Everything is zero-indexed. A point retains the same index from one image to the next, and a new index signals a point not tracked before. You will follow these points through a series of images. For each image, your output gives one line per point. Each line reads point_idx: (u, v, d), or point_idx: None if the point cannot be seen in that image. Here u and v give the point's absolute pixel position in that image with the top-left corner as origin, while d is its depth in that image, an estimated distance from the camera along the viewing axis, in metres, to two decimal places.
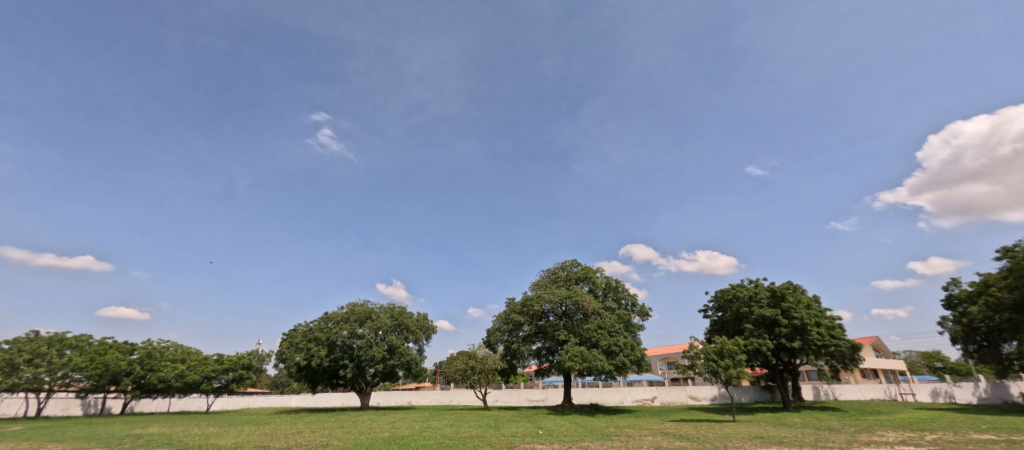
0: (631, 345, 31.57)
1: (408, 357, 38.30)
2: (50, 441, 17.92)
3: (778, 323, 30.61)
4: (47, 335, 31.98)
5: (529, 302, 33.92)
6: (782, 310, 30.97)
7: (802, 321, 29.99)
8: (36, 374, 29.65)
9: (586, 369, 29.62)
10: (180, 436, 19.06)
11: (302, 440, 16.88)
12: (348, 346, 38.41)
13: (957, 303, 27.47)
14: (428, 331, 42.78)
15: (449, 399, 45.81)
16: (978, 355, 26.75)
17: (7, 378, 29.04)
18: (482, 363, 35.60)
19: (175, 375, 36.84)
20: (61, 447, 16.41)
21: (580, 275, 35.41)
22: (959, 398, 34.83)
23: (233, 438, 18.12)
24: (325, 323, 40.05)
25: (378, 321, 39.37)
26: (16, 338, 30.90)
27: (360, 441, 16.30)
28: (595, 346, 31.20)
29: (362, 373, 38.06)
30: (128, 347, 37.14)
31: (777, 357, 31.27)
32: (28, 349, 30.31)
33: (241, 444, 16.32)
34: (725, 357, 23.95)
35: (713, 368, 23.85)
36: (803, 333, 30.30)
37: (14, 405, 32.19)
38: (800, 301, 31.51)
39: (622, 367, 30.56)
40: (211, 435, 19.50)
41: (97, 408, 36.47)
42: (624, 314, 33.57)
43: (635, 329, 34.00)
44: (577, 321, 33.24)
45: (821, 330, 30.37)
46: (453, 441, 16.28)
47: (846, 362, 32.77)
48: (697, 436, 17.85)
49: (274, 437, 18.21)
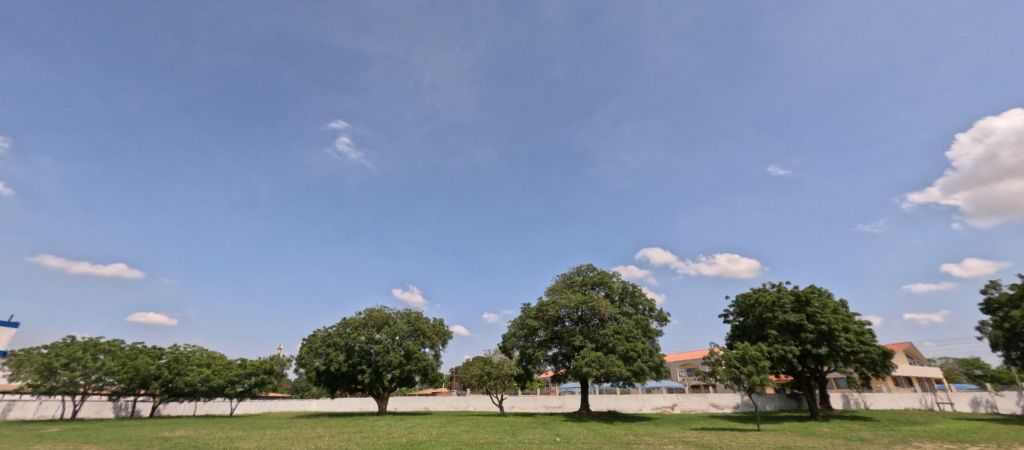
0: (650, 350, 31.06)
1: (424, 362, 38.70)
2: (84, 443, 18.67)
3: (803, 329, 29.74)
4: (82, 340, 33.52)
5: (543, 307, 33.91)
6: (808, 315, 30.02)
7: (829, 326, 28.97)
8: (71, 378, 31.00)
9: (604, 375, 29.31)
10: (206, 440, 19.58)
11: (325, 443, 17.32)
12: (366, 352, 39.26)
13: (998, 307, 26.10)
14: (444, 336, 43.16)
15: (465, 405, 46.17)
16: (1021, 362, 25.22)
17: (45, 381, 30.54)
18: (498, 368, 35.73)
19: (200, 380, 38.07)
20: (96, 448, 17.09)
21: (596, 280, 35.16)
22: (1002, 408, 33.12)
23: (257, 442, 18.58)
24: (344, 328, 40.82)
25: (394, 327, 39.89)
26: (54, 343, 32.47)
27: (381, 445, 16.75)
28: (613, 351, 30.85)
29: (380, 378, 38.73)
30: (157, 351, 38.68)
31: (803, 363, 30.36)
32: (65, 353, 31.77)
33: (267, 446, 16.89)
34: (747, 364, 23.31)
35: (736, 375, 23.15)
36: (830, 339, 29.26)
37: (52, 407, 33.90)
38: (826, 305, 30.36)
39: (640, 373, 30.10)
40: (236, 439, 19.98)
41: (128, 410, 38.10)
42: (641, 319, 33.05)
43: (653, 334, 33.43)
44: (593, 326, 33.16)
45: (850, 335, 29.25)
46: (472, 447, 16.59)
47: (877, 369, 31.55)
48: (722, 445, 17.58)
49: (297, 440, 18.62)
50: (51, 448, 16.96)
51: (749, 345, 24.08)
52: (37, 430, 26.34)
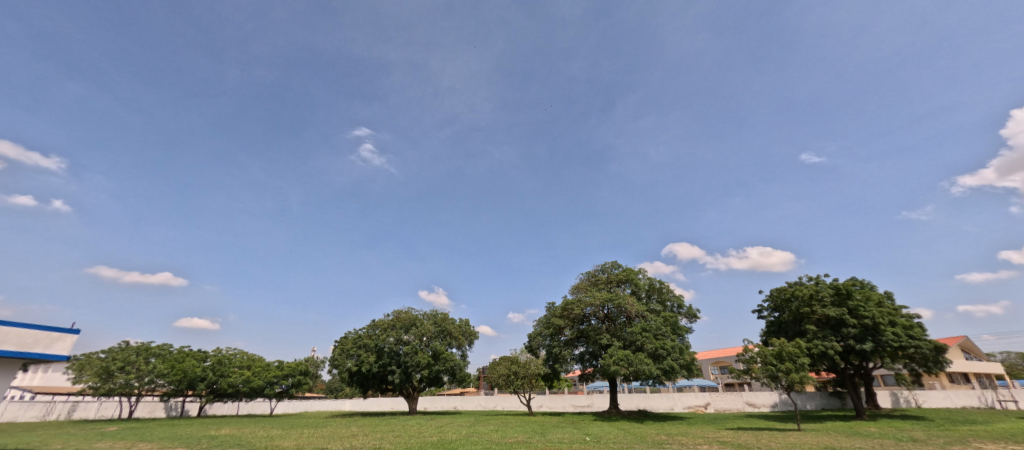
0: (680, 348, 30.41)
1: (452, 362, 39.28)
2: (140, 441, 19.94)
3: (845, 323, 28.29)
4: (135, 345, 35.88)
5: (569, 306, 33.66)
6: (849, 309, 28.56)
7: (873, 320, 27.46)
8: (127, 380, 33.31)
9: (633, 373, 28.84)
10: (249, 438, 20.52)
11: (359, 442, 17.84)
12: (395, 353, 40.06)
13: None
14: (471, 336, 43.59)
15: (493, 404, 46.46)
16: None
17: (104, 383, 32.89)
18: (525, 368, 35.74)
19: (242, 381, 39.96)
20: (150, 445, 18.23)
21: (622, 277, 34.65)
22: None
23: (295, 440, 19.33)
24: (373, 330, 41.85)
25: (422, 328, 40.58)
26: (111, 348, 34.96)
27: (411, 444, 17.16)
28: (641, 349, 30.32)
29: (410, 378, 39.52)
30: (201, 354, 40.89)
31: (845, 360, 28.91)
32: (121, 357, 34.19)
33: (304, 445, 17.46)
34: (785, 361, 22.39)
35: (773, 372, 22.27)
36: (875, 334, 27.74)
37: (110, 408, 36.49)
38: (870, 297, 28.80)
39: (670, 372, 29.51)
40: (276, 437, 20.85)
41: (178, 410, 40.46)
42: (669, 316, 32.39)
43: (682, 331, 32.74)
44: (620, 325, 32.71)
45: (896, 329, 27.64)
46: (501, 446, 16.68)
47: (928, 365, 29.68)
48: (760, 445, 16.95)
49: (332, 439, 19.25)
50: (112, 446, 18.22)
51: (786, 341, 23.12)
52: (99, 429, 28.36)
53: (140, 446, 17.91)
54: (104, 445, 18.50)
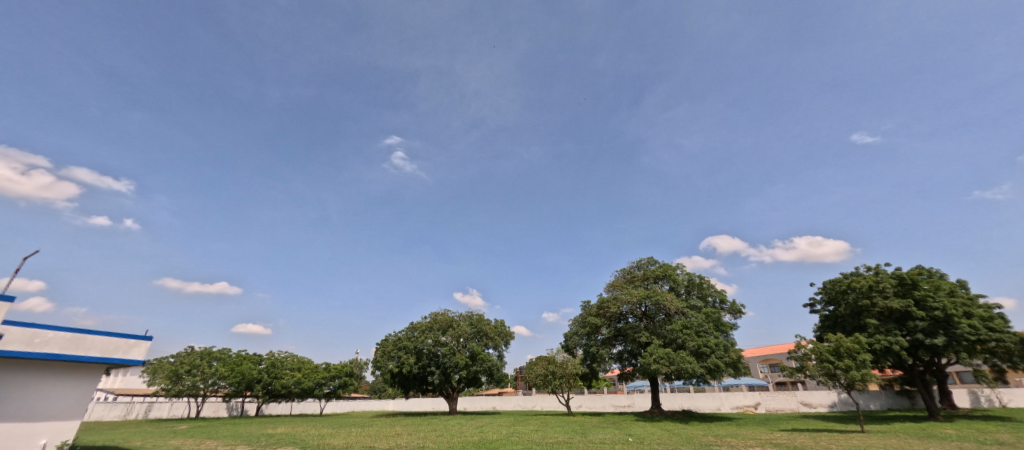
0: (725, 345, 29.11)
1: (489, 363, 39.66)
2: (207, 438, 21.51)
3: (911, 316, 25.93)
4: (199, 350, 38.83)
5: (605, 304, 33.00)
6: (915, 300, 26.17)
7: (944, 312, 24.99)
8: (194, 382, 36.23)
9: (676, 372, 27.84)
10: (301, 436, 21.62)
11: (402, 441, 18.42)
12: (434, 354, 40.84)
13: None
14: (507, 336, 43.81)
15: (532, 404, 46.42)
16: None
17: (175, 385, 35.89)
18: (562, 367, 35.40)
19: (294, 382, 42.20)
20: (214, 443, 19.66)
21: (659, 273, 33.63)
22: None
23: (343, 439, 20.16)
24: (412, 332, 42.93)
25: (458, 329, 41.19)
26: (179, 352, 38.11)
27: (453, 443, 17.58)
28: (683, 347, 29.26)
29: (449, 378, 40.29)
30: (257, 357, 43.59)
31: (914, 356, 26.51)
32: (188, 361, 37.20)
33: (350, 443, 18.16)
34: (843, 358, 20.75)
35: (830, 370, 20.68)
36: (947, 327, 25.24)
37: (180, 408, 39.72)
38: (939, 287, 26.26)
39: (716, 370, 28.28)
40: (325, 436, 21.89)
41: (238, 410, 43.38)
42: (711, 312, 31.12)
43: (726, 328, 31.39)
44: (660, 322, 31.73)
45: (973, 321, 25.03)
46: (541, 446, 16.68)
47: (1013, 360, 26.71)
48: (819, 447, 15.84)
49: (378, 438, 19.97)
50: (182, 443, 19.79)
51: (843, 336, 21.46)
52: (171, 427, 30.87)
53: (204, 444, 19.31)
54: (176, 442, 20.13)
